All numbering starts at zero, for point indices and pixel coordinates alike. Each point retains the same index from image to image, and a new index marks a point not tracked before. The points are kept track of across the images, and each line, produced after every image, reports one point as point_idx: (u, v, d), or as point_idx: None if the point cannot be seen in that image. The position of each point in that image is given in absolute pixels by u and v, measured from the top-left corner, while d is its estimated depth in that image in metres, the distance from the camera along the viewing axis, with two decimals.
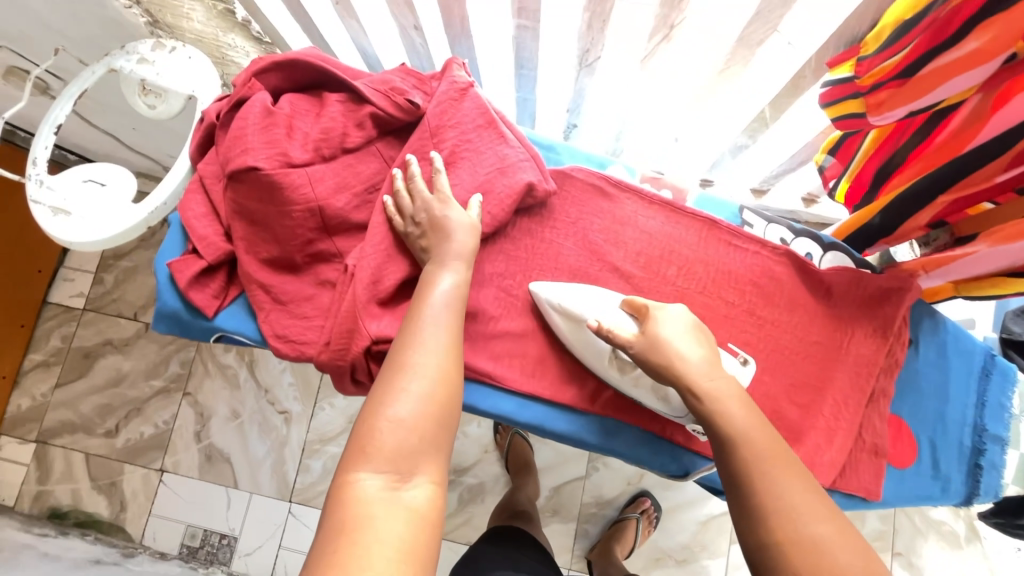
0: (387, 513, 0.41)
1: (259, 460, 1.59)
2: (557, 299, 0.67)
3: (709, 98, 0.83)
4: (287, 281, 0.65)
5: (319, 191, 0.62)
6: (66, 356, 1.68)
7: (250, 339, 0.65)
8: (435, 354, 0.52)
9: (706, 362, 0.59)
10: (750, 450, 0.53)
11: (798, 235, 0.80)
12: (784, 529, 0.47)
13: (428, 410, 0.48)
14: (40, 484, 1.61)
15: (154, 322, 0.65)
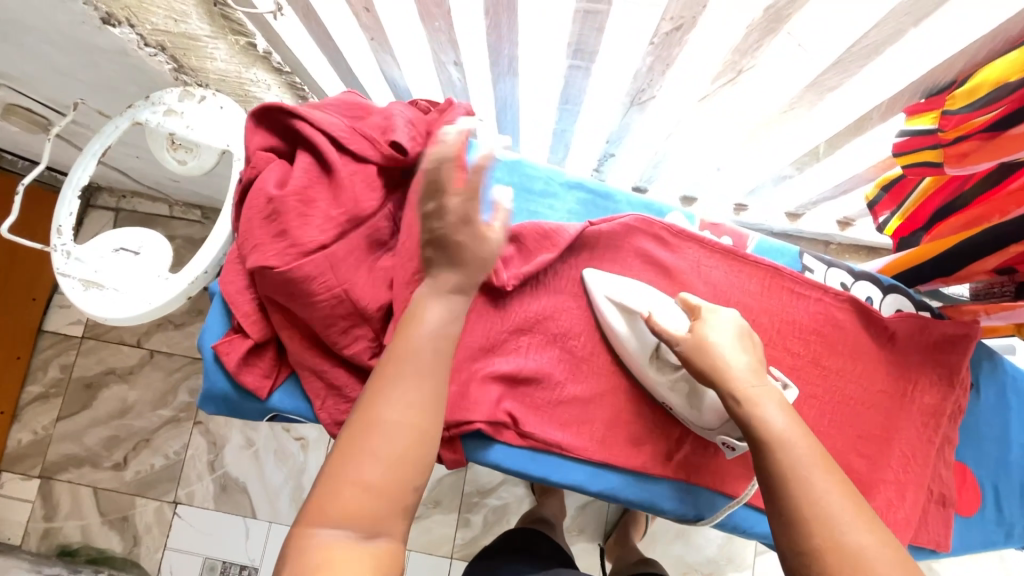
0: (345, 572, 0.37)
1: (277, 488, 1.56)
2: (611, 294, 0.67)
3: (763, 136, 0.80)
4: (345, 358, 0.61)
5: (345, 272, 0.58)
6: (67, 387, 1.61)
7: (307, 419, 0.61)
8: (417, 398, 0.45)
9: (749, 362, 0.57)
10: (785, 452, 0.49)
11: (858, 278, 0.79)
12: (825, 537, 0.43)
13: (401, 460, 0.43)
14: (47, 521, 1.55)
15: (202, 404, 0.61)
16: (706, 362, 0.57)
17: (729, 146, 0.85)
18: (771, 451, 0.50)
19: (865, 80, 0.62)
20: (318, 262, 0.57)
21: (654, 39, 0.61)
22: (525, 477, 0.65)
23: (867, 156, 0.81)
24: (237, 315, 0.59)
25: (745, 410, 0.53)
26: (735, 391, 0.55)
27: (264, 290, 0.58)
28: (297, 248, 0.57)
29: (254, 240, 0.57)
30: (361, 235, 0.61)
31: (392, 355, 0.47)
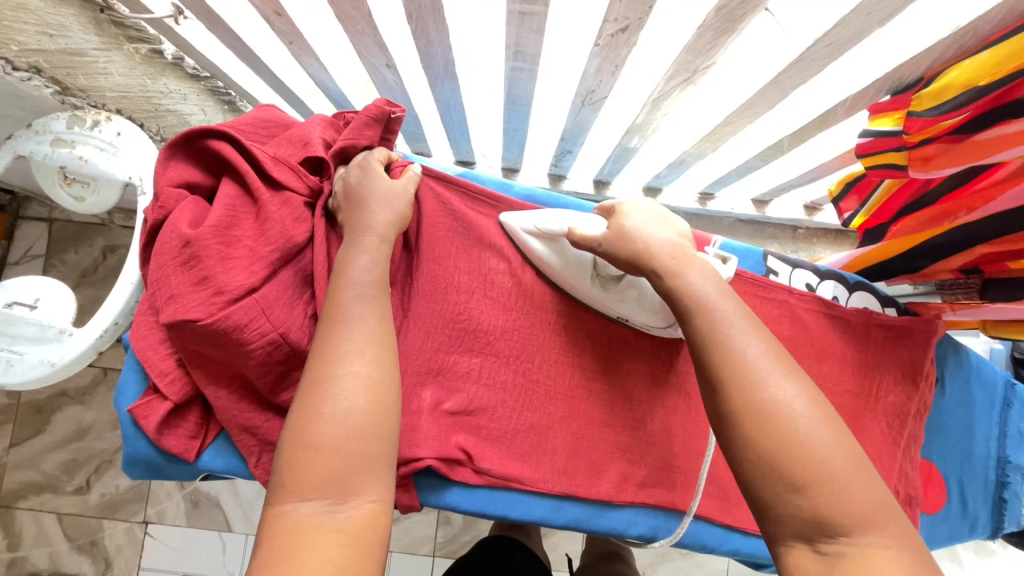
0: (322, 541, 0.37)
1: (250, 500, 1.53)
2: (530, 225, 0.65)
3: (725, 134, 0.75)
4: (278, 412, 0.56)
5: (276, 319, 0.51)
6: (17, 413, 1.53)
7: (241, 478, 0.57)
8: (357, 355, 0.45)
9: (662, 233, 0.54)
10: (711, 314, 0.46)
11: (824, 278, 0.76)
12: (747, 398, 0.41)
13: (357, 422, 0.42)
14: (12, 551, 1.50)
15: (125, 469, 0.56)
16: (630, 250, 0.53)
17: (692, 142, 0.80)
18: (697, 318, 0.47)
19: (851, 61, 0.58)
20: (249, 307, 0.50)
21: (599, 40, 0.55)
22: (485, 515, 0.61)
23: (834, 146, 0.77)
24: (152, 376, 0.53)
25: (668, 282, 0.50)
26: (659, 268, 0.51)
27: (185, 344, 0.51)
28: (226, 294, 0.49)
29: (170, 289, 0.49)
30: (287, 273, 0.55)
31: (328, 323, 0.46)
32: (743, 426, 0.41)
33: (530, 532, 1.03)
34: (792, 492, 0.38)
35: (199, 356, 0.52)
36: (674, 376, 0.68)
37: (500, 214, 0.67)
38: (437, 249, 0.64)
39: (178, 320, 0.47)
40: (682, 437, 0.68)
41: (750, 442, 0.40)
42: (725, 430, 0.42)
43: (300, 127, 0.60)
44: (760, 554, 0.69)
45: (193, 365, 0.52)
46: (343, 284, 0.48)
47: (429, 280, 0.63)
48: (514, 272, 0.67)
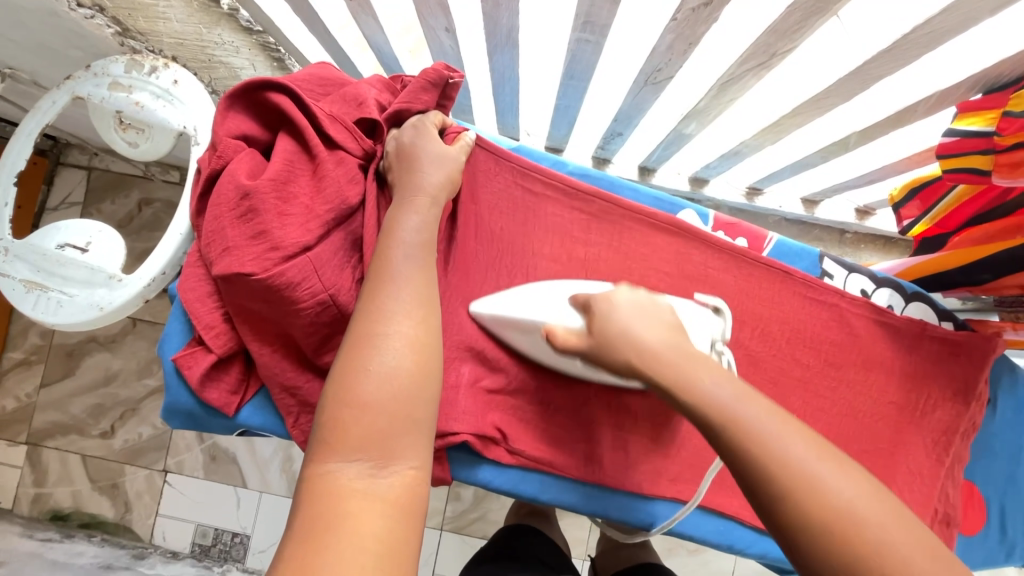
0: (367, 504, 0.34)
1: (266, 459, 1.56)
2: (501, 314, 0.59)
3: (790, 125, 0.72)
4: (317, 377, 0.56)
5: (327, 280, 0.51)
6: (49, 355, 1.57)
7: (278, 437, 0.57)
8: (408, 319, 0.43)
9: (655, 328, 0.48)
10: (739, 422, 0.39)
11: (880, 286, 0.73)
12: (803, 494, 0.35)
13: (398, 386, 0.40)
14: (38, 486, 1.55)
15: (165, 418, 0.56)
16: (625, 357, 0.46)
17: (751, 131, 0.77)
18: (723, 428, 0.40)
19: (938, 56, 0.55)
20: (301, 266, 0.49)
21: (678, 15, 0.53)
22: (515, 495, 0.61)
23: (903, 147, 0.74)
24: (198, 328, 0.53)
25: (677, 396, 0.43)
26: (661, 376, 0.44)
27: (234, 298, 0.50)
28: (281, 251, 0.48)
29: (225, 242, 0.48)
30: (338, 235, 0.54)
31: (377, 291, 0.44)
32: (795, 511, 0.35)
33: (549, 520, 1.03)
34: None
35: (245, 312, 0.52)
36: None
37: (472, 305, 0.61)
38: (480, 232, 0.64)
39: (233, 273, 0.47)
40: None
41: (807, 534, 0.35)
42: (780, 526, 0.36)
43: (355, 87, 0.58)
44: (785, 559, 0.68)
45: (238, 320, 0.52)
46: (392, 243, 0.47)
47: (467, 260, 0.63)
48: (559, 257, 0.65)
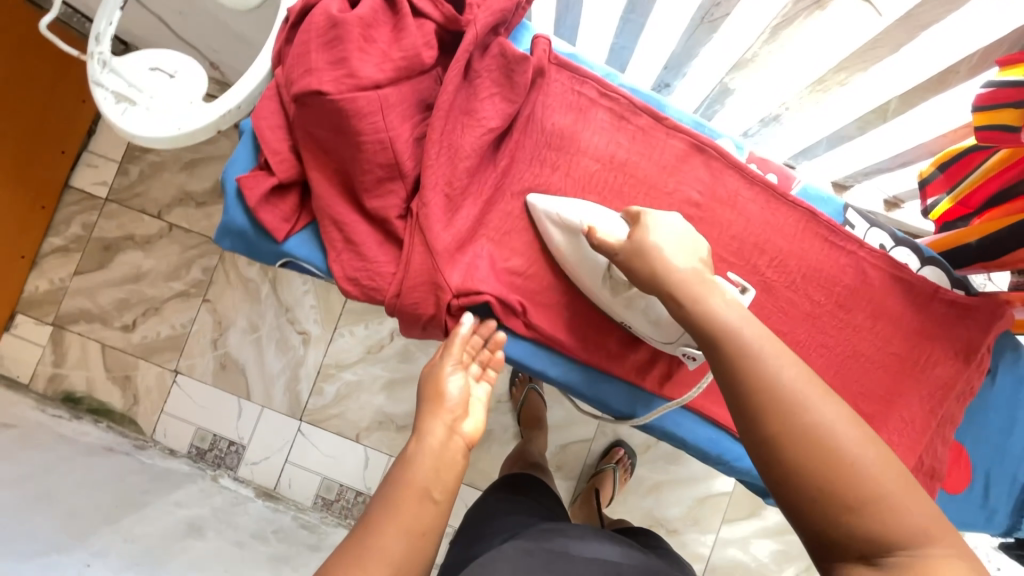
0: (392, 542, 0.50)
1: (273, 376, 1.60)
2: (554, 212, 0.68)
3: (831, 85, 0.76)
4: (359, 222, 0.62)
5: (390, 122, 0.56)
6: (86, 245, 1.65)
7: (318, 270, 0.64)
8: (405, 495, 0.53)
9: (683, 258, 0.60)
10: (750, 350, 0.52)
11: (899, 243, 0.75)
12: (794, 422, 0.49)
13: (427, 476, 0.55)
14: (56, 367, 1.62)
15: (219, 237, 0.63)
16: (647, 264, 0.59)
17: (790, 95, 0.80)
18: (741, 361, 0.53)
19: (963, 16, 0.59)
20: (372, 100, 0.55)
21: None
22: (526, 366, 0.70)
23: (931, 128, 0.77)
24: (266, 152, 0.59)
25: (697, 315, 0.56)
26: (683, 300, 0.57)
27: (306, 123, 0.57)
28: (355, 80, 0.53)
29: (307, 63, 0.53)
30: (406, 87, 0.59)
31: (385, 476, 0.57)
32: (791, 454, 0.48)
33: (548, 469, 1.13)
34: (845, 510, 0.46)
35: (315, 139, 0.58)
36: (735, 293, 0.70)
37: (529, 195, 0.71)
38: (537, 127, 0.73)
39: (311, 91, 0.53)
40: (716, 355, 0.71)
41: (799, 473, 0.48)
42: (774, 455, 0.49)
43: None
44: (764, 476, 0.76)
45: (305, 148, 0.59)
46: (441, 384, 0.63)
47: (520, 147, 0.72)
48: (598, 159, 0.73)
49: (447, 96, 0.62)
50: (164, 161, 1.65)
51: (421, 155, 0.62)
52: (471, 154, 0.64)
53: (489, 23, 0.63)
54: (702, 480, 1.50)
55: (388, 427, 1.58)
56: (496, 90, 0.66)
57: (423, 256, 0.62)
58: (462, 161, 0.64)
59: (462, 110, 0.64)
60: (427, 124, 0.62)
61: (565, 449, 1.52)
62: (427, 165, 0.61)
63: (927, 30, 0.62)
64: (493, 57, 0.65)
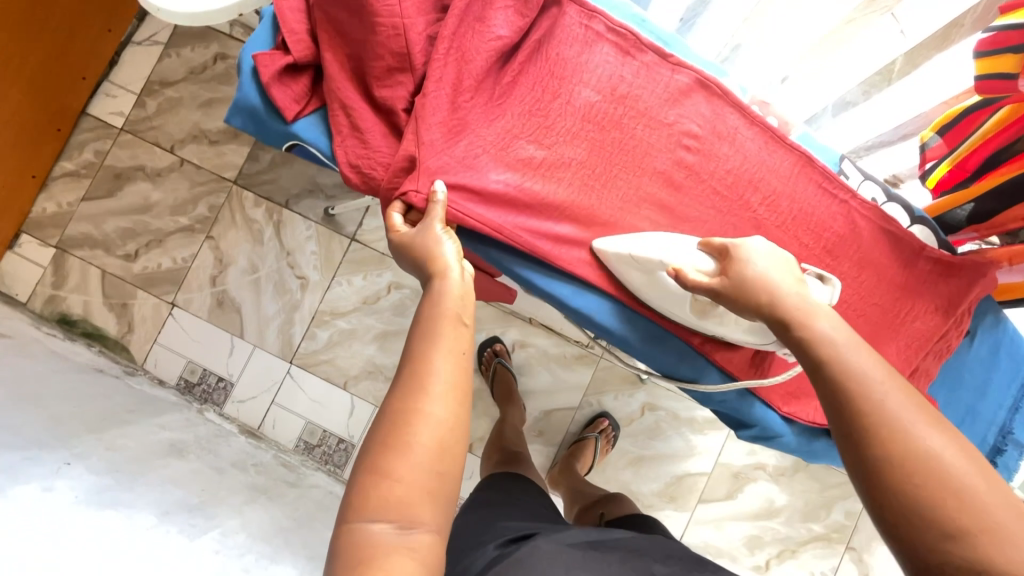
0: (415, 477, 0.51)
1: (268, 317, 1.61)
2: (625, 250, 0.69)
3: (838, 39, 0.82)
4: (366, 110, 0.66)
5: (404, 9, 0.63)
6: (97, 172, 1.67)
7: (321, 153, 0.68)
8: (443, 328, 0.57)
9: (786, 281, 0.61)
10: (855, 373, 0.53)
11: (890, 199, 0.77)
12: (899, 445, 0.48)
13: (446, 406, 0.54)
14: (55, 289, 1.64)
15: (233, 115, 0.68)
16: (753, 296, 0.61)
17: (799, 50, 0.86)
18: (845, 382, 0.53)
19: None
20: None
21: None
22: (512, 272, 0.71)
23: (930, 95, 0.79)
24: (284, 33, 0.66)
25: (802, 336, 0.58)
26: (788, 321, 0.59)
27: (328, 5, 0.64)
28: None
29: None
30: None
31: (416, 315, 0.59)
32: (899, 477, 0.47)
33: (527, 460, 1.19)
34: (946, 539, 0.44)
35: (331, 19, 0.65)
36: (726, 223, 0.74)
37: (593, 242, 0.72)
38: (543, 51, 0.73)
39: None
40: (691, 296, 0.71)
41: (906, 492, 0.46)
42: (873, 480, 0.49)
43: None
44: (757, 414, 0.79)
45: (321, 30, 0.65)
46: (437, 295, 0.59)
47: (530, 67, 0.72)
48: (600, 92, 0.74)
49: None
50: (181, 97, 1.67)
51: (429, 52, 0.65)
52: (478, 57, 0.67)
53: None
54: (682, 458, 1.51)
55: (377, 378, 1.59)
56: (511, 4, 0.70)
57: (412, 144, 0.65)
58: (468, 62, 0.67)
59: (475, 17, 0.68)
60: (439, 22, 0.67)
61: (549, 415, 1.53)
62: (433, 61, 0.65)
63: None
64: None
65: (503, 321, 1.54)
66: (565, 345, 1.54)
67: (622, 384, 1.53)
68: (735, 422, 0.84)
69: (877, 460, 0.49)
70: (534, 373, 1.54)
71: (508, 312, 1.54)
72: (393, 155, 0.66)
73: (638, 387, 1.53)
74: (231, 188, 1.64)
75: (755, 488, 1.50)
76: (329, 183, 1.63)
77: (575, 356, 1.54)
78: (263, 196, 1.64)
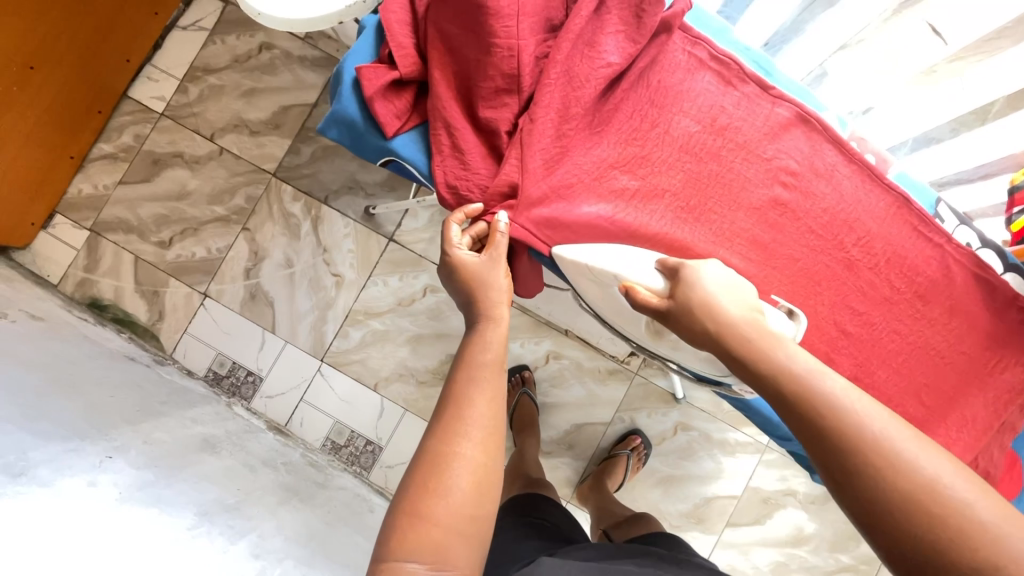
0: (451, 518, 0.55)
1: (302, 313, 1.60)
2: (590, 261, 0.68)
3: (939, 75, 0.81)
4: (467, 132, 0.72)
5: (518, 32, 0.68)
6: (135, 156, 1.65)
7: (413, 168, 0.75)
8: (484, 373, 0.63)
9: (736, 306, 0.63)
10: (820, 399, 0.55)
11: (986, 245, 0.76)
12: (893, 476, 0.50)
13: (481, 449, 0.59)
14: (87, 272, 1.62)
15: (332, 127, 0.76)
16: (706, 321, 0.63)
17: (894, 83, 0.85)
18: (817, 414, 0.55)
19: None
20: (510, 7, 0.67)
21: None
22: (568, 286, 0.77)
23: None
24: (393, 49, 0.72)
25: (760, 363, 0.59)
26: (747, 355, 0.60)
27: (442, 25, 0.71)
28: None
29: None
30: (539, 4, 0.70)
31: (460, 355, 0.66)
32: (897, 506, 0.49)
33: (548, 485, 1.22)
34: (975, 556, 0.45)
35: (442, 37, 0.71)
36: (825, 262, 0.74)
37: (553, 246, 0.71)
38: (647, 80, 0.75)
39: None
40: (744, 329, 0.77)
41: (910, 525, 0.48)
42: (876, 514, 0.50)
43: None
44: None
45: (432, 48, 0.71)
46: (480, 343, 0.66)
47: (631, 95, 0.74)
48: (700, 122, 0.75)
49: (576, 23, 0.69)
50: (224, 85, 1.65)
51: (539, 75, 0.70)
52: (586, 83, 0.70)
53: None
54: (712, 480, 1.49)
55: (408, 381, 1.58)
56: (621, 28, 0.71)
57: (515, 167, 0.69)
58: (576, 88, 0.70)
59: (586, 42, 0.70)
60: (547, 44, 0.71)
61: (581, 429, 1.52)
62: (543, 86, 0.69)
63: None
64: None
65: (539, 331, 1.52)
66: (600, 359, 1.53)
67: (656, 402, 1.51)
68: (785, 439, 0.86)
69: (874, 496, 0.50)
70: (567, 386, 1.52)
71: (544, 323, 1.52)
72: (490, 177, 0.72)
73: (672, 406, 1.51)
74: (270, 180, 1.62)
75: (785, 515, 1.48)
76: (370, 182, 1.61)
77: (610, 371, 1.52)
78: (302, 191, 1.62)
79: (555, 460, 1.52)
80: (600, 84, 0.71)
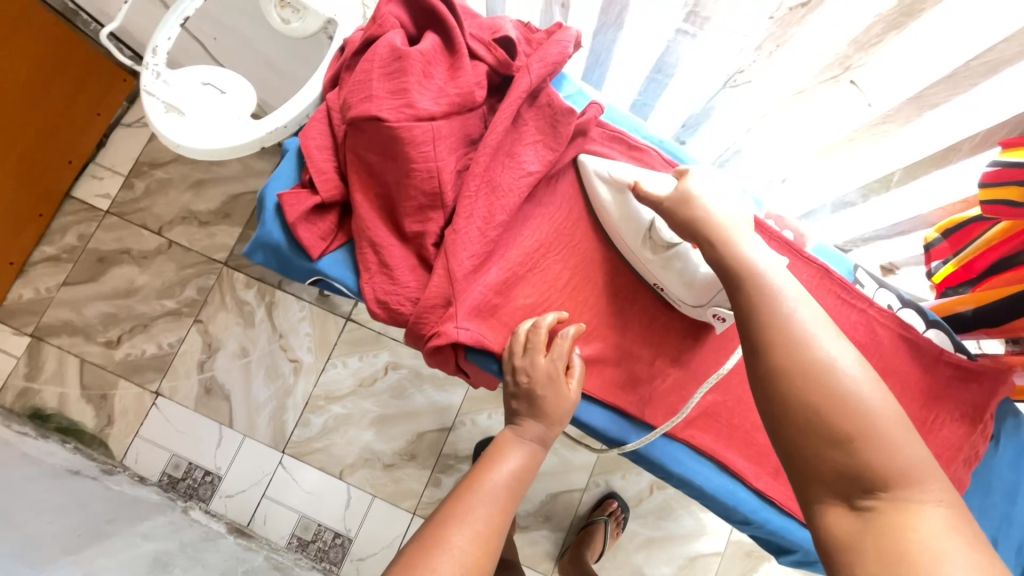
0: None
1: (260, 404, 1.54)
2: (604, 171, 0.77)
3: (841, 151, 0.84)
4: (394, 247, 0.73)
5: (435, 152, 0.70)
6: (79, 256, 1.61)
7: (345, 287, 0.76)
8: (491, 492, 0.66)
9: (718, 211, 0.67)
10: (760, 287, 0.58)
11: (905, 305, 0.82)
12: (805, 353, 0.53)
13: (471, 545, 0.59)
14: (28, 381, 1.54)
15: (257, 251, 0.76)
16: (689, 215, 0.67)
17: (807, 156, 0.89)
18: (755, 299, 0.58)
19: (954, 108, 0.67)
20: (425, 130, 0.68)
21: (776, 14, 0.68)
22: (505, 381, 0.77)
23: (933, 197, 0.80)
24: (313, 173, 0.73)
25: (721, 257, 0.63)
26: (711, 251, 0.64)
27: (359, 147, 0.71)
28: (411, 110, 0.68)
29: (370, 91, 0.68)
30: (456, 120, 0.73)
31: (469, 476, 0.69)
32: (795, 384, 0.52)
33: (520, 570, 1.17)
34: (853, 441, 0.49)
35: (363, 162, 0.72)
36: None
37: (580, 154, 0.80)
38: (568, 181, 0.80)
39: (372, 115, 0.67)
40: (688, 375, 0.79)
41: (804, 394, 0.51)
42: (781, 383, 0.53)
43: (491, 21, 0.78)
44: (759, 514, 0.78)
45: (352, 171, 0.73)
46: (494, 467, 0.69)
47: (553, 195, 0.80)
48: None
49: (493, 138, 0.73)
50: (171, 177, 1.65)
51: (460, 188, 0.72)
52: (509, 192, 0.75)
53: (540, 73, 0.74)
54: (696, 536, 1.46)
55: (375, 465, 1.52)
56: (539, 137, 0.76)
57: (442, 280, 0.71)
58: (499, 198, 0.74)
59: (506, 153, 0.75)
60: (470, 156, 0.75)
61: (556, 497, 1.48)
62: (465, 199, 0.72)
63: (934, 109, 0.68)
64: (540, 107, 0.76)
65: None
66: None
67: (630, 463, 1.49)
68: (776, 550, 0.82)
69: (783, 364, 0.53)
70: None
71: None
72: (421, 288, 0.73)
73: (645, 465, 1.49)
74: (222, 269, 1.60)
75: (770, 568, 1.45)
76: None
77: None
78: (255, 278, 1.60)
79: (533, 534, 1.47)
80: (521, 191, 0.75)
